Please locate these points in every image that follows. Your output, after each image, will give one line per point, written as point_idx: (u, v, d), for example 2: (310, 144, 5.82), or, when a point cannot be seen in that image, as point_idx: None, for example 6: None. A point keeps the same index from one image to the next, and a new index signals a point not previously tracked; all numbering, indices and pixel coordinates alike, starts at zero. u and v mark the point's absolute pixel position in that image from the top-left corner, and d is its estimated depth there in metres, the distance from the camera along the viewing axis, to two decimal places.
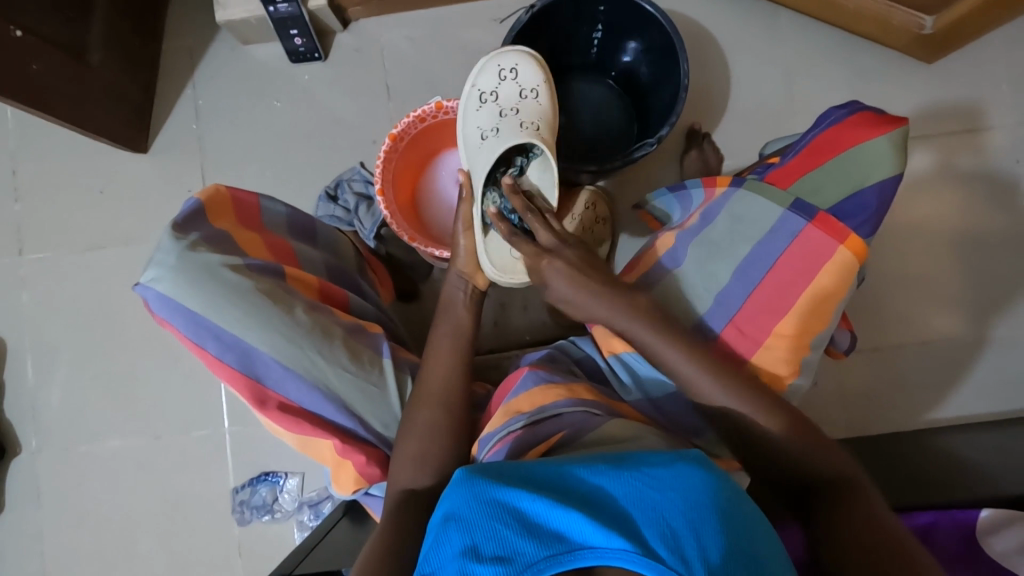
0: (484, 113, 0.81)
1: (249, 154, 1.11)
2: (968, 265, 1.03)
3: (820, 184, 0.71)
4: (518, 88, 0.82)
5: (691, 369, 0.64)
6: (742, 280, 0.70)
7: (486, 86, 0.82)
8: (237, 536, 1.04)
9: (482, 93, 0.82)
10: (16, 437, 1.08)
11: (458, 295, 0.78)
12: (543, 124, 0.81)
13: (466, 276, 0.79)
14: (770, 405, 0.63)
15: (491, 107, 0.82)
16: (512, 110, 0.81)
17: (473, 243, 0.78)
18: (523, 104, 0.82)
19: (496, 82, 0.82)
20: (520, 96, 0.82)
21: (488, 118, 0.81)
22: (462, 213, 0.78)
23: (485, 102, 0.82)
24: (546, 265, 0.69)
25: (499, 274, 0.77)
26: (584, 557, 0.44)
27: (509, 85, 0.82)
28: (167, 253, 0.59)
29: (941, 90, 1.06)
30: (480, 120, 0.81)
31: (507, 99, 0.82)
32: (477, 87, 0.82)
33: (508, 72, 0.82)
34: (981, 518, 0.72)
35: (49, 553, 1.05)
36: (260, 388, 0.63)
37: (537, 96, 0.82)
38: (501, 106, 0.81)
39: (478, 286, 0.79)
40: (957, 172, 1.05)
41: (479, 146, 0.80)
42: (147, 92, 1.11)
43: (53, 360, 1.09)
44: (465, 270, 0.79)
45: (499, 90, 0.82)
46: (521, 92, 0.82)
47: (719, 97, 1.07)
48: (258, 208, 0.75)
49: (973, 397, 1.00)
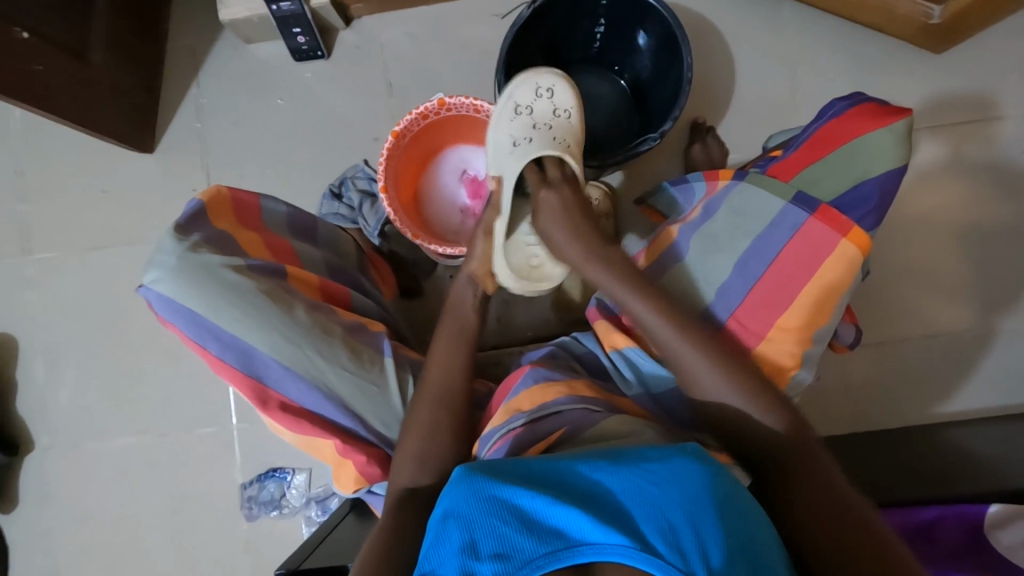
0: (517, 124, 0.81)
1: (253, 153, 1.11)
2: (977, 258, 1.02)
3: (820, 177, 0.70)
4: (553, 108, 0.82)
5: (664, 328, 0.66)
6: (743, 273, 0.70)
7: (522, 100, 0.82)
8: (245, 531, 1.05)
9: (518, 105, 0.82)
10: (28, 435, 1.10)
11: (466, 297, 0.77)
12: (573, 143, 0.81)
13: (476, 279, 0.78)
14: (748, 385, 0.63)
15: (525, 119, 0.81)
16: (545, 125, 0.80)
17: (489, 248, 0.78)
18: (556, 121, 0.81)
19: (532, 98, 0.82)
20: (553, 114, 0.82)
21: (521, 129, 0.80)
22: (485, 219, 0.79)
23: (518, 115, 0.81)
24: (542, 195, 0.74)
25: (514, 283, 0.79)
26: (583, 553, 0.45)
27: (544, 102, 0.82)
28: (168, 255, 0.60)
29: (949, 80, 1.05)
30: (512, 131, 0.81)
31: (542, 116, 0.81)
32: (513, 100, 0.82)
33: (544, 90, 0.82)
34: (990, 513, 0.71)
35: (61, 549, 1.07)
36: (261, 388, 0.64)
37: (570, 118, 0.82)
38: (535, 120, 0.81)
39: (489, 291, 0.79)
40: (965, 163, 1.03)
41: (510, 153, 0.79)
42: (151, 93, 1.12)
43: (63, 359, 1.11)
44: (477, 273, 0.78)
45: (534, 106, 0.82)
46: (555, 111, 0.82)
47: (722, 90, 1.07)
48: (259, 208, 0.75)
49: (982, 392, 0.99)
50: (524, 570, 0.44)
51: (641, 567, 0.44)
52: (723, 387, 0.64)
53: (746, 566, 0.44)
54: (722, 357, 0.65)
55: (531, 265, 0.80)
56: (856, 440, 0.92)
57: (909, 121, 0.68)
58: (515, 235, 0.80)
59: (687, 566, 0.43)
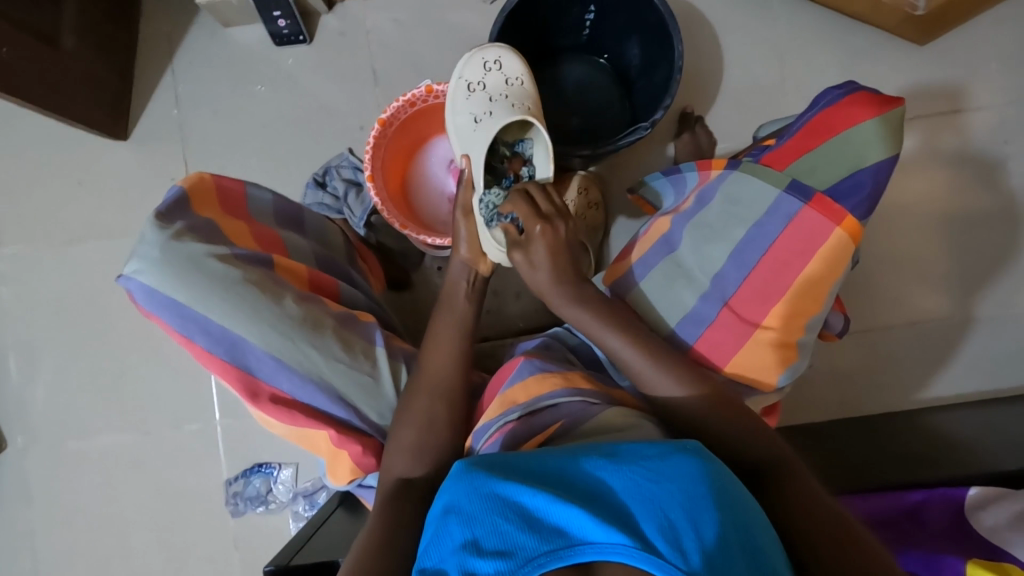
0: (474, 100, 0.81)
1: (234, 141, 1.08)
2: (956, 246, 1.04)
3: (814, 167, 0.71)
4: (504, 78, 0.82)
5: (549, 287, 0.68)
6: (738, 262, 0.70)
7: (472, 77, 0.82)
8: (231, 528, 1.03)
9: (469, 83, 0.82)
10: (1, 435, 1.06)
11: (461, 283, 0.77)
12: (531, 106, 0.82)
13: (469, 263, 0.76)
14: (645, 342, 0.66)
15: (480, 95, 0.81)
16: (501, 95, 0.81)
17: (473, 229, 0.75)
18: (510, 90, 0.82)
19: (482, 73, 0.82)
20: (506, 84, 0.82)
21: (479, 105, 0.80)
22: (462, 199, 0.76)
23: (473, 92, 0.81)
24: (537, 232, 0.67)
25: (503, 257, 0.73)
26: (584, 552, 0.44)
27: (494, 76, 0.82)
28: (151, 245, 0.58)
29: (931, 70, 1.06)
30: (470, 109, 0.81)
31: (495, 88, 0.81)
32: (464, 79, 0.82)
33: (492, 64, 0.82)
34: (969, 496, 0.73)
35: (39, 552, 1.04)
36: (251, 380, 0.62)
37: (523, 85, 0.82)
38: (491, 94, 0.81)
39: (482, 273, 0.77)
40: (946, 153, 1.05)
41: (474, 130, 0.79)
42: (125, 78, 1.07)
43: (37, 356, 1.07)
44: (468, 258, 0.76)
45: (486, 80, 0.82)
46: (507, 81, 0.82)
47: (711, 78, 1.06)
48: (244, 195, 0.73)
49: (959, 376, 1.02)
50: (526, 567, 0.44)
51: (641, 566, 0.44)
52: (618, 341, 0.66)
53: (745, 563, 0.44)
54: (615, 317, 0.67)
55: None
56: (839, 426, 0.94)
57: (900, 111, 0.69)
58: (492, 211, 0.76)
59: (687, 565, 0.43)
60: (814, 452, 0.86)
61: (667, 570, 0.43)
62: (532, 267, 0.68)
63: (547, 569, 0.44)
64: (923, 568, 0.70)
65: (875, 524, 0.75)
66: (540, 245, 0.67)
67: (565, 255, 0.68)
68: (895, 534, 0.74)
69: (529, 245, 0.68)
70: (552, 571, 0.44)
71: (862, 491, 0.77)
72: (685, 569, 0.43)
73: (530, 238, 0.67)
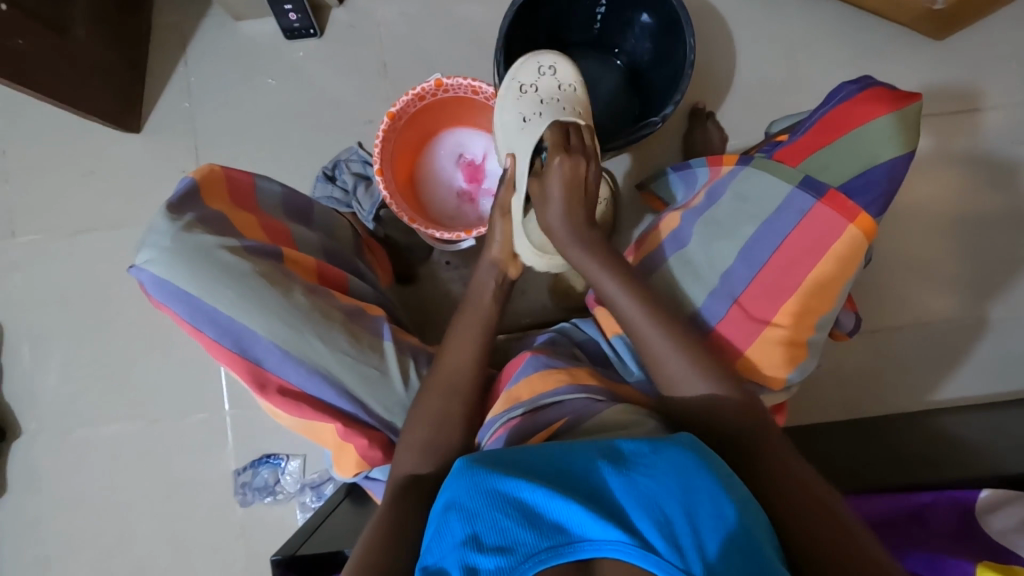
0: (524, 101, 0.79)
1: (244, 134, 1.09)
2: (970, 246, 1.02)
3: (828, 163, 0.70)
4: (557, 83, 0.81)
5: (559, 222, 0.69)
6: (748, 260, 0.69)
7: (526, 79, 0.81)
8: (239, 517, 1.04)
9: (522, 85, 0.81)
10: (14, 423, 1.08)
11: (487, 284, 0.77)
12: (583, 112, 0.79)
13: (499, 264, 0.77)
14: (653, 304, 0.67)
15: (531, 97, 0.79)
16: (552, 99, 0.79)
17: (508, 229, 0.76)
18: (563, 94, 0.80)
19: (535, 76, 0.81)
20: (558, 89, 0.80)
21: (529, 106, 0.79)
22: (501, 199, 0.76)
23: (524, 93, 0.80)
24: (557, 163, 0.68)
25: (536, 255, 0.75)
26: (583, 548, 0.45)
27: (546, 80, 0.81)
28: (161, 236, 0.58)
29: (948, 67, 1.04)
30: (520, 109, 0.79)
31: (547, 91, 0.80)
32: (517, 81, 0.81)
33: (547, 69, 0.81)
34: (981, 498, 0.72)
35: (50, 538, 1.06)
36: (259, 372, 0.63)
37: (575, 91, 0.80)
38: (542, 96, 0.79)
39: (510, 276, 0.78)
40: (962, 152, 1.03)
41: (521, 129, 0.77)
42: (137, 71, 1.08)
43: (49, 346, 1.08)
44: (498, 258, 0.77)
45: (539, 83, 0.81)
46: (560, 86, 0.80)
47: (723, 74, 1.05)
48: (254, 187, 0.73)
49: (971, 379, 1.00)
50: (526, 563, 0.44)
51: (638, 563, 0.44)
52: (626, 300, 0.67)
53: (742, 559, 0.45)
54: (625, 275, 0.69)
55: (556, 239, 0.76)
56: (847, 426, 0.93)
57: (917, 107, 0.68)
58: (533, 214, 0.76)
59: (685, 563, 0.43)
60: (818, 453, 0.85)
61: (665, 567, 0.43)
62: (545, 199, 0.70)
63: (546, 565, 0.44)
64: (926, 569, 0.70)
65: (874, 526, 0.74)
66: (556, 176, 0.68)
67: (578, 197, 0.69)
68: (898, 534, 0.74)
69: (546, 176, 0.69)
70: (551, 566, 0.44)
71: (866, 490, 0.77)
72: (682, 567, 0.43)
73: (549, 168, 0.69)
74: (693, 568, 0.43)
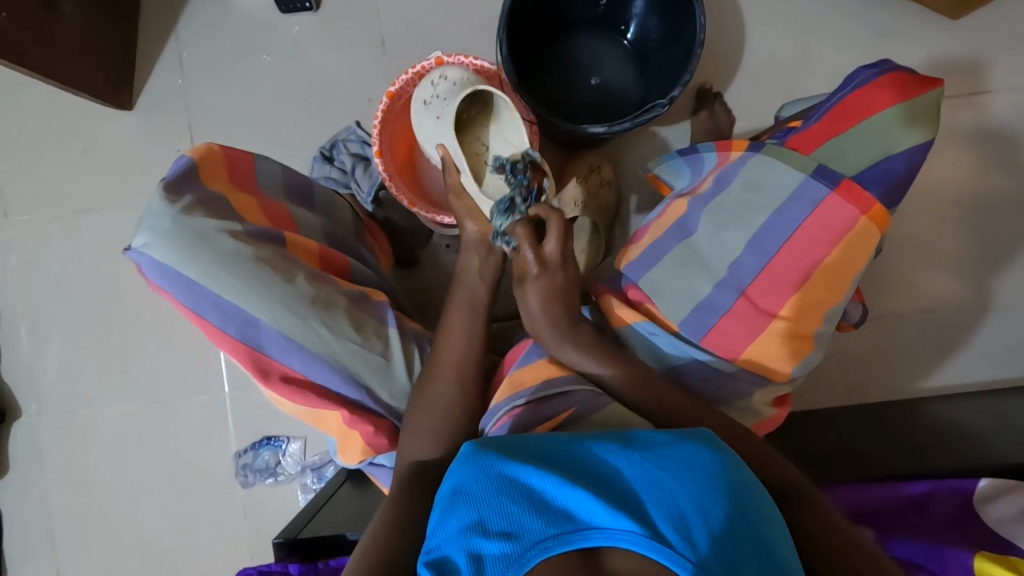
0: (433, 110, 0.78)
1: (239, 112, 1.06)
2: (978, 232, 1.01)
3: (845, 150, 0.68)
4: (450, 79, 0.79)
5: (541, 325, 0.65)
6: (757, 250, 0.68)
7: (424, 95, 0.79)
8: (241, 498, 1.05)
9: (424, 102, 0.79)
10: (14, 403, 1.07)
11: (472, 261, 0.74)
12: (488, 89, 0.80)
13: (480, 237, 0.73)
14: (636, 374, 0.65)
15: (437, 105, 0.78)
16: (454, 93, 0.78)
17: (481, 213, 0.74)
18: (460, 84, 0.78)
19: (431, 88, 0.79)
20: (454, 84, 0.79)
21: (438, 109, 0.78)
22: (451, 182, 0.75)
23: (429, 106, 0.79)
24: (536, 279, 0.65)
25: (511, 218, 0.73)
26: (592, 537, 0.44)
27: (443, 85, 0.79)
28: (160, 219, 0.56)
29: (963, 47, 1.01)
30: (433, 118, 0.78)
31: (448, 92, 0.78)
32: (418, 101, 0.79)
33: (437, 77, 0.79)
34: (979, 487, 0.73)
35: (54, 517, 1.07)
36: (264, 359, 0.62)
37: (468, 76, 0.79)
38: (445, 97, 0.78)
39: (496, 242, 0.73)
40: (973, 134, 1.01)
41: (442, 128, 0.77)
42: (128, 45, 1.04)
43: (46, 327, 1.07)
44: (476, 230, 0.73)
45: (437, 91, 0.79)
46: (455, 82, 0.79)
47: (731, 53, 1.02)
48: (253, 167, 0.72)
49: (973, 365, 1.00)
50: (532, 550, 0.44)
51: (649, 555, 0.43)
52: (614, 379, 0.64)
53: (754, 553, 0.45)
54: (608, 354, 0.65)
55: None
56: (847, 411, 0.94)
57: (936, 95, 0.67)
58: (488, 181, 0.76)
59: (695, 556, 0.43)
60: (807, 438, 0.86)
61: (676, 560, 0.42)
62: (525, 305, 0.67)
63: (552, 552, 0.44)
64: (926, 557, 0.71)
65: (858, 516, 0.76)
66: (533, 287, 0.65)
67: (559, 302, 0.65)
68: (896, 521, 0.75)
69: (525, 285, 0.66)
70: (557, 555, 0.44)
71: (843, 481, 0.77)
72: (692, 559, 0.42)
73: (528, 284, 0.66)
74: (703, 560, 0.42)
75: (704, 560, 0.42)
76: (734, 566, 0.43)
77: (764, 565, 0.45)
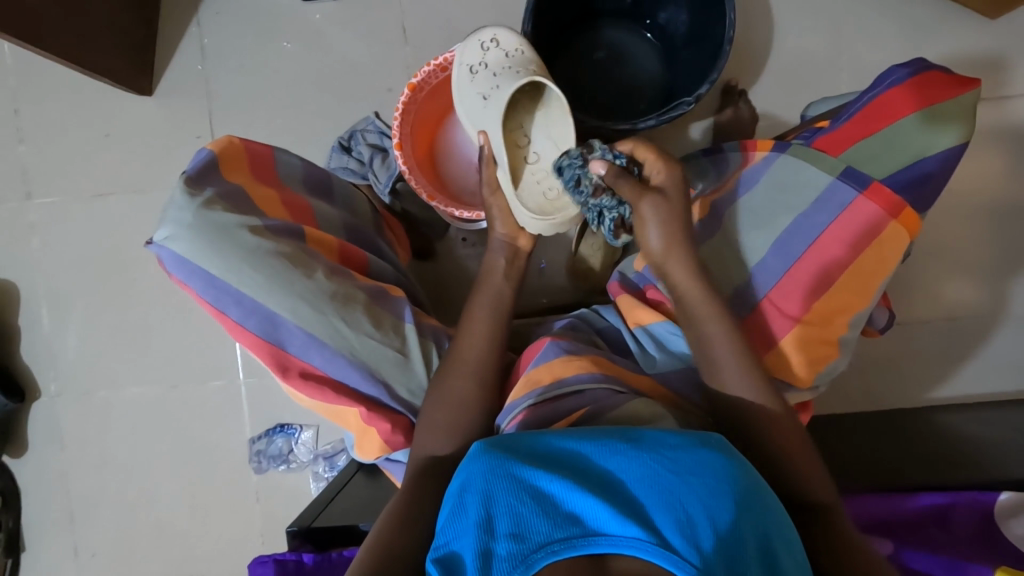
0: (479, 82, 0.75)
1: (259, 100, 1.06)
2: (1007, 238, 0.98)
3: (876, 152, 0.67)
4: (504, 53, 0.76)
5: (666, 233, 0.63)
6: (781, 253, 0.67)
7: (472, 60, 0.76)
8: (253, 483, 1.06)
9: (470, 67, 0.76)
10: (34, 382, 1.09)
11: (498, 262, 0.74)
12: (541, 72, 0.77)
13: (507, 239, 0.74)
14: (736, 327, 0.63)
15: (484, 76, 0.75)
16: (504, 68, 0.75)
17: (505, 203, 0.73)
18: (513, 62, 0.76)
19: (480, 54, 0.76)
20: (507, 59, 0.76)
21: (485, 84, 0.75)
22: (488, 177, 0.73)
23: (476, 74, 0.75)
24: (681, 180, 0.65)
25: (541, 228, 0.70)
26: (598, 543, 0.44)
27: (494, 54, 0.76)
28: (182, 211, 0.57)
29: (999, 47, 0.98)
30: (477, 90, 0.75)
31: (497, 64, 0.76)
32: (464, 64, 0.76)
33: (489, 43, 0.77)
34: (1000, 501, 0.72)
35: (72, 496, 1.09)
36: (283, 355, 0.62)
37: (526, 53, 0.77)
38: (493, 70, 0.75)
39: (522, 248, 0.74)
40: (1007, 138, 0.98)
41: (484, 108, 0.74)
42: (149, 29, 1.04)
43: (67, 309, 1.09)
44: (506, 234, 0.74)
45: (487, 61, 0.76)
46: (507, 55, 0.76)
47: (758, 50, 1.00)
48: (273, 160, 0.71)
49: (992, 375, 0.99)
50: (538, 553, 0.44)
51: (654, 561, 0.44)
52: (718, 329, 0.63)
53: (757, 558, 0.45)
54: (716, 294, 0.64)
55: (548, 199, 0.72)
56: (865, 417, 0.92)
57: (971, 97, 0.67)
58: (521, 184, 0.73)
59: (701, 561, 0.43)
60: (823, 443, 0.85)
61: (679, 565, 0.43)
62: (664, 199, 0.63)
63: (559, 556, 0.44)
64: (945, 570, 0.70)
65: (879, 527, 0.75)
66: (676, 191, 0.64)
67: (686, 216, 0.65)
68: (916, 533, 0.74)
69: (664, 187, 0.64)
70: (563, 558, 0.44)
71: (858, 491, 0.77)
72: (699, 566, 0.43)
73: (666, 182, 0.64)
74: (709, 566, 0.43)
75: (709, 566, 0.43)
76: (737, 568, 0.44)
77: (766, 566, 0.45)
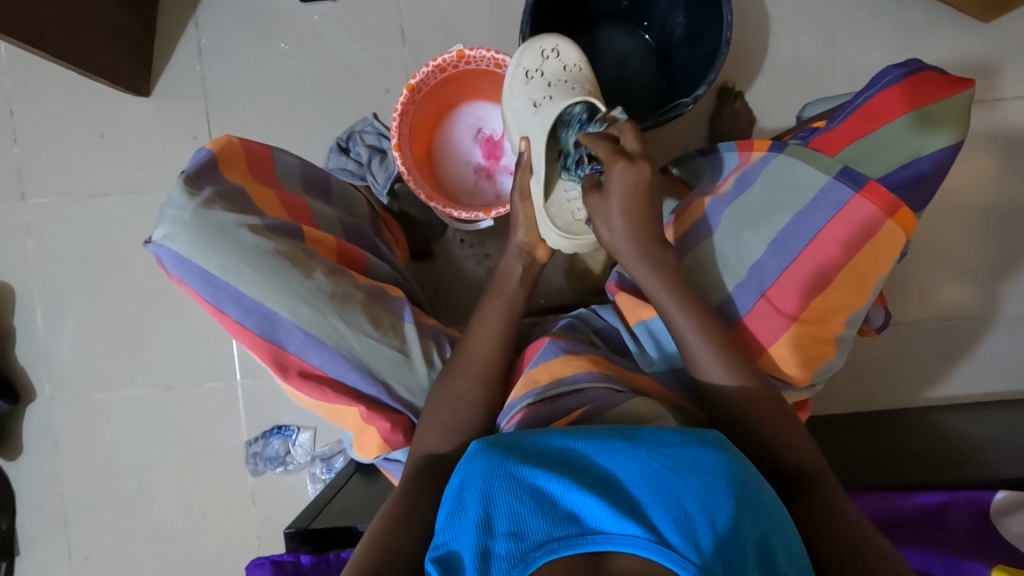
0: (532, 87, 0.77)
1: (256, 101, 1.06)
2: (1000, 240, 0.99)
3: (872, 151, 0.68)
4: (562, 65, 0.78)
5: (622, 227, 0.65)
6: (779, 252, 0.68)
7: (531, 65, 0.78)
8: (249, 485, 1.06)
9: (527, 71, 0.78)
10: (28, 384, 1.08)
11: (514, 267, 0.75)
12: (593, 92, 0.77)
13: (526, 247, 0.75)
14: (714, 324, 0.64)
15: (538, 82, 0.77)
16: (560, 81, 0.77)
17: (532, 213, 0.74)
18: (570, 76, 0.78)
19: (540, 61, 0.78)
20: (564, 71, 0.78)
21: (537, 90, 0.76)
22: (519, 182, 0.74)
23: (530, 79, 0.77)
24: (621, 172, 0.64)
25: (563, 243, 0.72)
26: (596, 541, 0.44)
27: (553, 63, 0.78)
28: (180, 210, 0.57)
29: (992, 52, 0.99)
30: (529, 94, 0.77)
31: (554, 74, 0.77)
32: (521, 66, 0.78)
33: (550, 51, 0.79)
34: (996, 500, 0.72)
35: (66, 499, 1.08)
36: (281, 354, 0.62)
37: (582, 71, 0.79)
38: (549, 79, 0.77)
39: (539, 258, 0.75)
40: (1001, 141, 0.99)
41: (533, 115, 0.75)
42: (146, 30, 1.04)
43: (61, 311, 1.08)
44: (525, 241, 0.75)
45: (544, 68, 0.78)
46: (565, 67, 0.78)
47: (754, 53, 1.01)
48: (273, 160, 0.72)
49: (985, 375, 0.99)
50: (538, 551, 0.44)
51: (653, 559, 0.44)
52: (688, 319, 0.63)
53: (756, 556, 0.45)
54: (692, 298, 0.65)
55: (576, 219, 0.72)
56: (861, 418, 0.92)
57: (967, 97, 0.68)
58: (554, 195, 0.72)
59: (700, 560, 0.43)
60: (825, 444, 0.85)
61: (679, 563, 0.43)
62: (603, 198, 0.66)
63: (558, 554, 0.44)
64: (942, 568, 0.70)
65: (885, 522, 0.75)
66: (618, 185, 0.64)
67: (643, 199, 0.65)
68: (917, 534, 0.74)
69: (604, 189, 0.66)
70: (562, 557, 0.44)
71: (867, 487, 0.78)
72: (698, 564, 0.43)
73: (609, 178, 0.65)
74: (708, 565, 0.43)
75: (709, 564, 0.43)
76: (736, 566, 0.44)
77: (764, 564, 0.45)
